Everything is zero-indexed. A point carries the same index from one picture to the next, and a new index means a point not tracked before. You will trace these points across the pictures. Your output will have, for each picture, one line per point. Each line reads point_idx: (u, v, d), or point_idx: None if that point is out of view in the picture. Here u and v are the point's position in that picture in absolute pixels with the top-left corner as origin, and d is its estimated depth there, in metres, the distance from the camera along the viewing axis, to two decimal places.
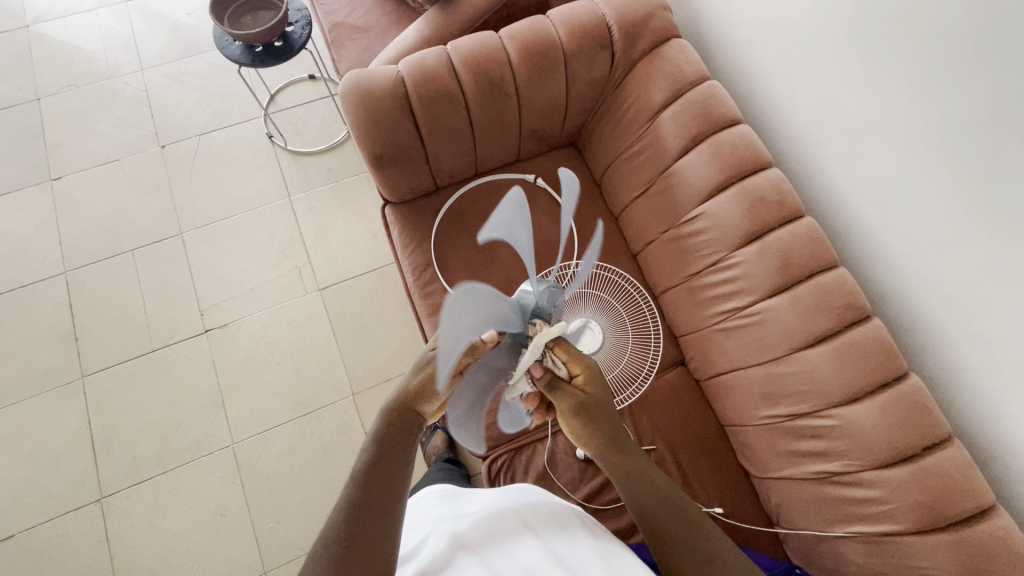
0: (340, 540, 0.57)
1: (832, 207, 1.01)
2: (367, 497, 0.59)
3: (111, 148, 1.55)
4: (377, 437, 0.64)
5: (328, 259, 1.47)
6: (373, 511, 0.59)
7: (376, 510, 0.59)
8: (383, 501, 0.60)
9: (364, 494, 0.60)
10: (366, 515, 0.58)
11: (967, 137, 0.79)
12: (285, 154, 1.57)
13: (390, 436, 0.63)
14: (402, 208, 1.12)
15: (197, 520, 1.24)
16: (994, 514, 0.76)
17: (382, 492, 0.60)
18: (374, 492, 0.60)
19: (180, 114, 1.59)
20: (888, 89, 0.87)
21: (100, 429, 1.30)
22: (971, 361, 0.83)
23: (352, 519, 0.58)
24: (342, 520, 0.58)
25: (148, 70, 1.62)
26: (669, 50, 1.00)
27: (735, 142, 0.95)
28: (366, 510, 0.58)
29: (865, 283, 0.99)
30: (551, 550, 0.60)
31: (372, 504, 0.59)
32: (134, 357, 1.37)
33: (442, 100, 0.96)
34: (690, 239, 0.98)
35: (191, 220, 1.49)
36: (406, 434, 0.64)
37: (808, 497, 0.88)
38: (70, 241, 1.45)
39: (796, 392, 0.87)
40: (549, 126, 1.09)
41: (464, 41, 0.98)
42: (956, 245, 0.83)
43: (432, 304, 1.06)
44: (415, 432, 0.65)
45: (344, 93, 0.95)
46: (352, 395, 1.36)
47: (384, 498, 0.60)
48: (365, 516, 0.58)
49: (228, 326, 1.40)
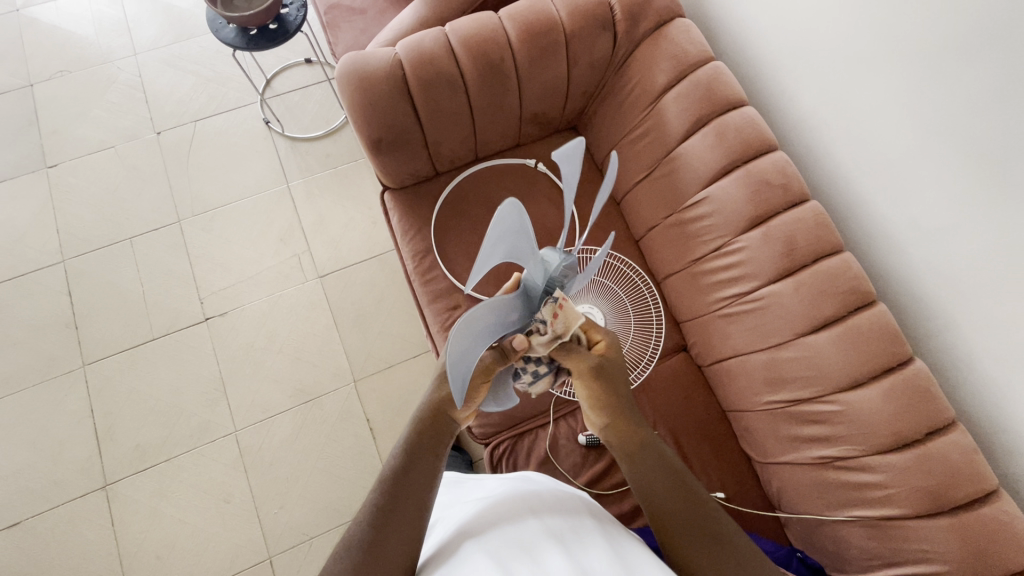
0: (363, 542, 0.58)
1: (836, 190, 1.00)
2: (391, 503, 0.60)
3: (105, 135, 1.53)
4: (405, 442, 0.64)
5: (327, 246, 1.46)
6: (399, 520, 0.59)
7: (400, 518, 0.59)
8: (409, 509, 0.60)
9: (388, 497, 0.61)
10: (392, 521, 0.59)
11: (978, 119, 0.77)
12: (282, 140, 1.55)
13: (421, 443, 0.64)
14: (401, 194, 1.11)
15: (201, 506, 1.25)
16: (997, 498, 0.76)
17: (406, 497, 0.61)
18: (399, 496, 0.61)
19: (175, 99, 1.56)
20: (896, 70, 0.85)
21: (104, 418, 1.31)
22: (975, 344, 0.83)
23: (376, 524, 0.59)
24: (368, 522, 0.59)
25: (142, 54, 1.59)
26: (672, 30, 0.98)
27: (740, 125, 0.93)
28: (394, 517, 0.59)
29: (870, 267, 0.97)
30: (554, 533, 0.61)
31: (397, 509, 0.60)
32: (133, 346, 1.36)
33: (441, 82, 0.94)
34: (693, 224, 0.97)
35: (189, 208, 1.47)
36: (434, 441, 0.65)
37: (810, 482, 0.88)
38: (67, 228, 1.44)
39: (800, 377, 0.86)
40: (551, 110, 1.07)
41: (463, 22, 0.96)
42: (965, 228, 0.81)
43: (433, 291, 1.06)
44: (445, 439, 0.65)
45: (341, 76, 0.93)
46: (353, 382, 1.36)
47: (411, 501, 0.61)
48: (389, 522, 0.59)
49: (228, 314, 1.40)
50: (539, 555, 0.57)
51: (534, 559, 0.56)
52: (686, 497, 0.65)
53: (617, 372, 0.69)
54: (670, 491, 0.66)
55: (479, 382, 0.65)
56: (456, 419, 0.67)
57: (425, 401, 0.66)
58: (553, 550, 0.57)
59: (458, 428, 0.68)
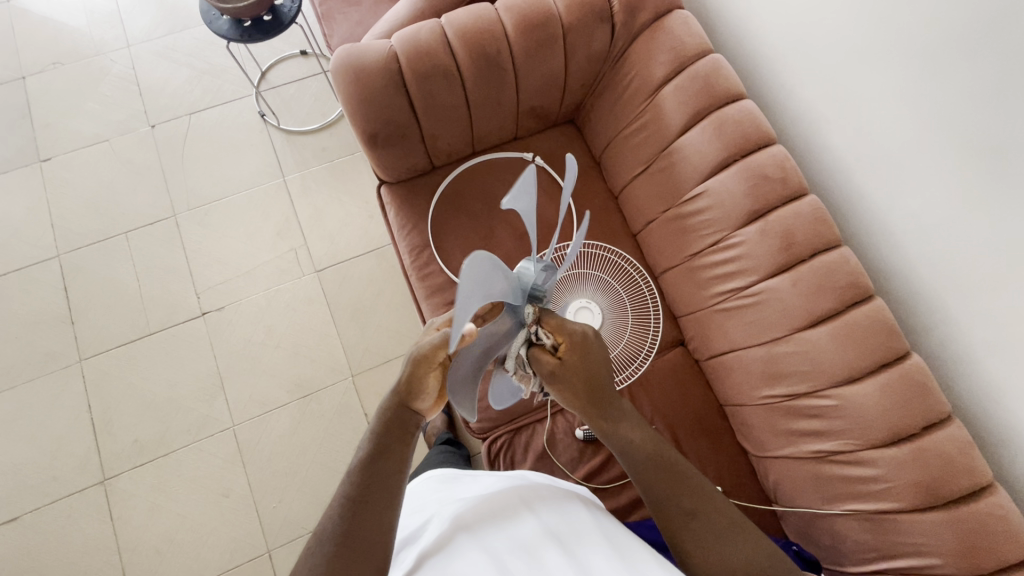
0: (335, 534, 0.58)
1: (835, 184, 0.99)
2: (362, 494, 0.60)
3: (99, 128, 1.51)
4: (374, 432, 0.65)
5: (324, 241, 1.45)
6: (369, 509, 0.59)
7: (371, 509, 0.60)
8: (380, 501, 0.60)
9: (359, 489, 0.61)
10: (362, 511, 0.59)
11: (977, 113, 0.77)
12: (278, 133, 1.53)
13: (386, 434, 0.64)
14: (397, 188, 1.10)
15: (200, 501, 1.26)
16: (992, 492, 0.76)
17: (376, 489, 0.61)
18: (372, 489, 0.61)
19: (170, 92, 1.55)
20: (895, 64, 0.84)
21: (101, 413, 1.31)
22: (972, 338, 0.83)
23: (347, 516, 0.59)
24: (340, 516, 0.59)
25: (135, 46, 1.58)
26: (671, 22, 0.97)
27: (738, 118, 0.92)
28: (365, 507, 0.59)
29: (868, 261, 0.97)
30: (552, 530, 0.61)
31: (367, 500, 0.60)
32: (130, 341, 1.36)
33: (437, 76, 0.93)
34: (691, 218, 0.97)
35: (185, 202, 1.47)
36: (402, 431, 0.65)
37: (805, 476, 0.88)
38: (62, 223, 1.43)
39: (797, 372, 0.86)
40: (549, 102, 1.06)
41: (459, 13, 0.95)
42: (963, 222, 0.81)
43: (430, 285, 1.05)
44: (411, 430, 0.66)
45: (336, 70, 0.92)
46: (351, 376, 1.36)
47: (381, 494, 0.61)
48: (360, 512, 0.59)
49: (225, 308, 1.39)
50: (537, 552, 0.57)
51: (533, 558, 0.57)
52: (673, 479, 0.66)
53: (586, 360, 0.65)
54: (655, 473, 0.67)
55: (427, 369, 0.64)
56: (420, 411, 0.67)
57: (391, 392, 0.66)
58: (550, 545, 0.58)
59: (423, 420, 0.68)
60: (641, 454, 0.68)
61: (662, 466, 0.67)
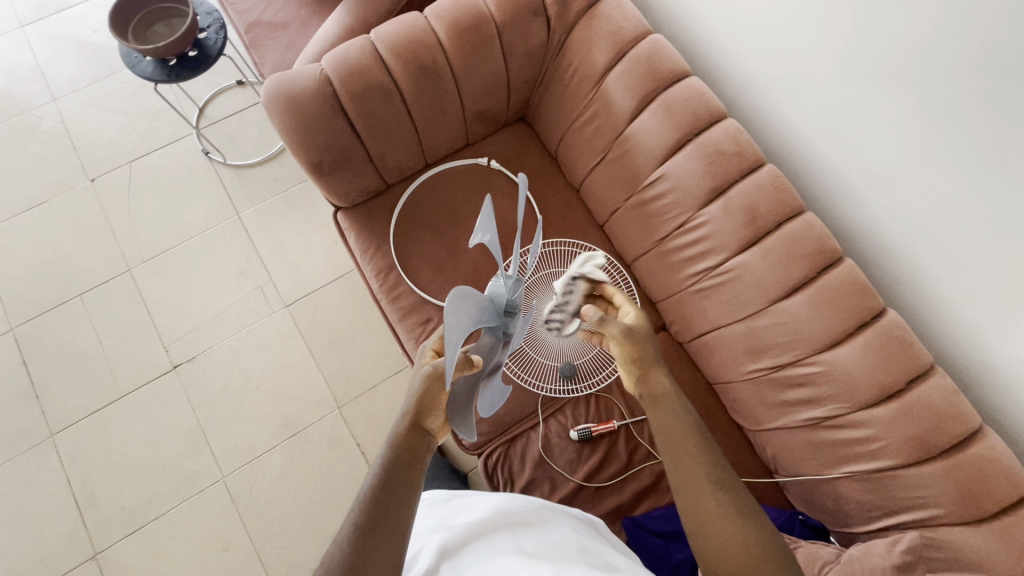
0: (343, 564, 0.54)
1: (792, 149, 0.98)
2: (371, 522, 0.57)
3: (36, 190, 1.44)
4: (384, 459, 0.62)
5: (289, 273, 1.41)
6: (379, 534, 0.56)
7: (382, 536, 0.56)
8: (391, 527, 0.57)
9: (367, 517, 0.57)
10: (371, 540, 0.55)
11: (918, 63, 0.76)
12: (225, 169, 1.48)
13: (395, 461, 0.62)
14: (354, 212, 1.06)
15: (200, 560, 1.21)
16: (982, 436, 0.77)
17: (387, 515, 0.57)
18: (381, 517, 0.57)
19: (105, 142, 1.48)
20: (833, 23, 0.84)
21: (82, 485, 1.25)
22: (944, 284, 0.83)
23: (356, 545, 0.55)
24: (348, 544, 0.55)
25: (62, 98, 1.50)
26: (605, 8, 0.95)
27: (685, 97, 0.91)
28: (374, 535, 0.56)
29: (833, 221, 0.97)
30: (535, 552, 0.59)
31: (377, 527, 0.56)
32: (102, 407, 1.30)
33: (374, 93, 0.90)
34: (654, 203, 0.95)
35: (138, 254, 1.41)
36: (411, 458, 0.63)
37: (803, 444, 0.88)
38: (11, 295, 1.37)
39: (779, 343, 0.86)
40: (495, 105, 1.03)
41: (388, 26, 0.92)
42: (921, 173, 0.81)
43: (403, 307, 1.02)
44: (421, 456, 0.64)
45: (268, 100, 0.88)
46: (337, 408, 1.32)
47: (392, 517, 0.58)
48: (370, 539, 0.55)
49: (196, 358, 1.35)
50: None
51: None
52: (714, 473, 0.61)
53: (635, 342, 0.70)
54: (692, 463, 0.61)
55: (437, 390, 0.67)
56: (431, 434, 0.67)
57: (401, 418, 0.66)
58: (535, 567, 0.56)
59: (434, 442, 0.68)
60: (679, 443, 0.63)
61: (702, 457, 0.62)
